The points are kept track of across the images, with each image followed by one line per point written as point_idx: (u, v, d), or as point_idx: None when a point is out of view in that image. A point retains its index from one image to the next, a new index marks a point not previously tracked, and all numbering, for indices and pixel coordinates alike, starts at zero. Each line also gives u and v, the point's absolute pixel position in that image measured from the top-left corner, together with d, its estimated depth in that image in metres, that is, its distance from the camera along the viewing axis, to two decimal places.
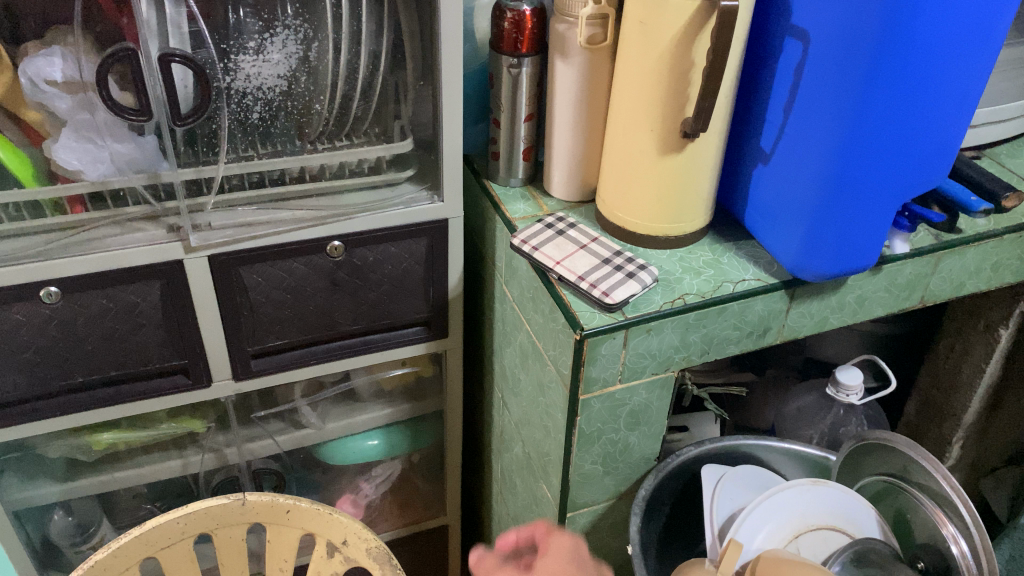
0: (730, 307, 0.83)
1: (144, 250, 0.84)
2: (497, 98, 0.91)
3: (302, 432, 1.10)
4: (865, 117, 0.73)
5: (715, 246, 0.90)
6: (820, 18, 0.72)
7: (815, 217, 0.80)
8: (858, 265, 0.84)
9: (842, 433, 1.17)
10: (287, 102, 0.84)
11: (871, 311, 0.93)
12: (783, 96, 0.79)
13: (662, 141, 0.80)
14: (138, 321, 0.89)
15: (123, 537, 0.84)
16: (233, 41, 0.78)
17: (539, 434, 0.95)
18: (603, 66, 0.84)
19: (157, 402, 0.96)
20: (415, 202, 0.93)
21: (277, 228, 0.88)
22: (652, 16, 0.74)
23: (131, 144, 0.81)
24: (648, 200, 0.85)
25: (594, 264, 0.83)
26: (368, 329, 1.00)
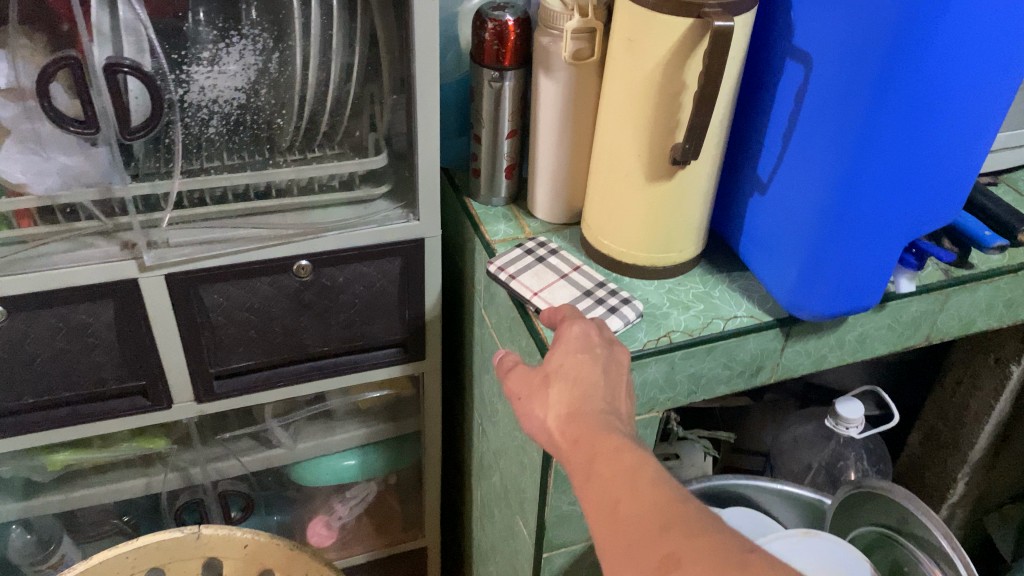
0: (720, 346, 0.77)
1: (95, 268, 0.79)
2: (479, 113, 0.85)
3: (272, 452, 1.05)
4: (869, 148, 0.67)
5: (707, 278, 0.84)
6: (824, 39, 0.66)
7: (814, 252, 0.74)
8: (860, 303, 0.78)
9: (842, 467, 1.11)
10: (246, 116, 0.78)
11: (873, 349, 0.86)
12: (782, 122, 0.73)
13: (650, 167, 0.74)
14: (90, 341, 0.84)
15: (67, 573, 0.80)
16: (187, 51, 0.73)
17: (516, 469, 0.89)
18: (590, 83, 0.78)
19: (115, 423, 0.91)
20: (390, 221, 0.88)
21: (239, 247, 0.83)
22: (641, 34, 0.68)
23: (80, 157, 0.75)
24: (634, 228, 0.79)
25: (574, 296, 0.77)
26: (339, 350, 0.95)
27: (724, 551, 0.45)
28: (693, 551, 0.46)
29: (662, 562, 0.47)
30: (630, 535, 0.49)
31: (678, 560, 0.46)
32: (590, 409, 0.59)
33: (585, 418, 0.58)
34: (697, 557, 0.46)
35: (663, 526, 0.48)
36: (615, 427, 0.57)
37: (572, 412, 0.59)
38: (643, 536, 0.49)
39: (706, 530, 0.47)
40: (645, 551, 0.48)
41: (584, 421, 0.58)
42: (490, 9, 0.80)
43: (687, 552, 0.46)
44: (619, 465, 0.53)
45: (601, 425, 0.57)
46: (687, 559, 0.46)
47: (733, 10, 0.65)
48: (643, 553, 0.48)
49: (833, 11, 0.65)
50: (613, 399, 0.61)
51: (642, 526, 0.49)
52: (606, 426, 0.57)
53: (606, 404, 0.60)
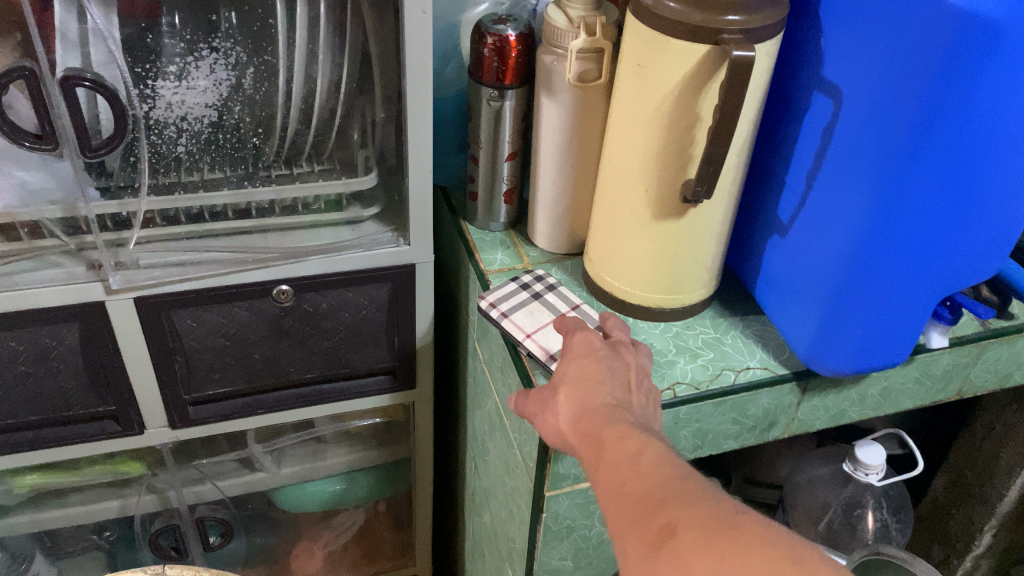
0: (730, 400, 0.70)
1: (58, 290, 0.74)
2: (476, 133, 0.79)
3: (254, 477, 1.00)
4: (903, 197, 0.60)
5: (718, 322, 0.77)
6: (858, 75, 0.59)
7: (835, 305, 0.67)
8: (885, 361, 0.70)
9: (859, 513, 1.04)
10: (219, 134, 0.72)
11: (898, 403, 0.79)
12: (807, 161, 0.66)
13: (658, 204, 0.67)
14: (55, 365, 0.79)
15: None
16: (152, 64, 0.66)
17: (506, 515, 0.83)
18: (596, 107, 0.72)
19: (82, 449, 0.86)
20: (377, 245, 0.81)
21: (214, 270, 0.77)
22: (651, 60, 0.62)
23: (42, 173, 0.70)
24: (639, 267, 0.72)
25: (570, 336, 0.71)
26: (323, 377, 0.90)
27: (722, 516, 0.43)
28: (691, 519, 0.44)
29: (660, 532, 0.44)
30: (631, 509, 0.47)
31: (675, 529, 0.44)
32: (600, 402, 0.56)
33: (593, 412, 0.56)
34: (695, 523, 0.43)
35: (662, 495, 0.46)
36: (626, 414, 0.55)
37: (582, 406, 0.57)
38: (644, 508, 0.46)
39: (705, 498, 0.45)
40: (644, 523, 0.45)
41: (594, 414, 0.55)
42: (490, 21, 0.73)
43: (685, 520, 0.44)
44: (621, 451, 0.50)
45: (609, 416, 0.55)
46: (685, 527, 0.43)
47: (753, 38, 0.59)
48: (644, 525, 0.45)
49: (867, 42, 0.58)
50: (624, 391, 0.59)
51: (641, 499, 0.47)
52: (616, 415, 0.55)
53: (616, 398, 0.57)
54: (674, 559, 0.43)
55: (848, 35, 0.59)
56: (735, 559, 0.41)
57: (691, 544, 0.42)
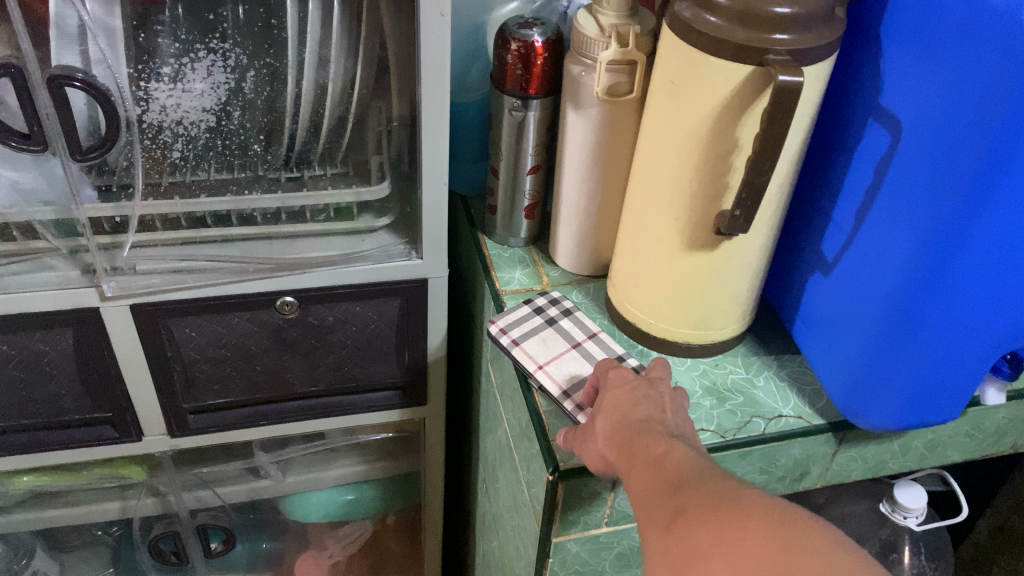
0: (758, 451, 0.65)
1: (49, 295, 0.70)
2: (497, 143, 0.73)
3: (258, 484, 0.97)
4: (965, 247, 0.53)
5: (750, 360, 0.71)
6: (922, 108, 0.52)
7: (881, 356, 0.61)
8: (934, 417, 0.64)
9: (895, 558, 0.97)
10: (216, 140, 0.68)
11: (945, 457, 0.73)
12: (857, 196, 0.59)
13: (688, 234, 0.61)
14: (48, 370, 0.76)
15: None
16: (145, 65, 0.62)
17: (513, 551, 0.78)
18: (627, 124, 0.66)
19: (77, 454, 0.83)
20: (387, 258, 0.76)
21: (214, 279, 0.73)
22: (687, 79, 0.55)
23: (33, 172, 0.66)
24: (666, 301, 0.66)
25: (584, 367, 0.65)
26: (329, 390, 0.85)
27: (729, 494, 0.42)
28: (699, 498, 0.42)
29: (670, 514, 0.43)
30: (646, 498, 0.45)
31: (684, 508, 0.42)
32: (629, 425, 0.52)
33: (624, 431, 0.52)
34: (702, 500, 0.42)
35: (675, 481, 0.45)
36: (656, 428, 0.51)
37: (613, 435, 0.53)
38: (658, 494, 0.45)
39: (716, 481, 0.44)
40: (656, 507, 0.44)
41: (629, 431, 0.52)
42: (515, 24, 0.67)
43: (694, 500, 0.43)
44: (645, 451, 0.48)
45: (638, 433, 0.51)
46: (693, 505, 0.42)
47: (801, 59, 0.52)
48: (656, 510, 0.44)
49: (933, 72, 0.51)
50: (660, 408, 0.54)
51: (656, 487, 0.45)
52: (646, 430, 0.51)
53: (653, 413, 0.53)
54: (680, 536, 0.41)
55: (912, 63, 0.53)
56: (737, 533, 0.39)
57: (698, 519, 0.41)
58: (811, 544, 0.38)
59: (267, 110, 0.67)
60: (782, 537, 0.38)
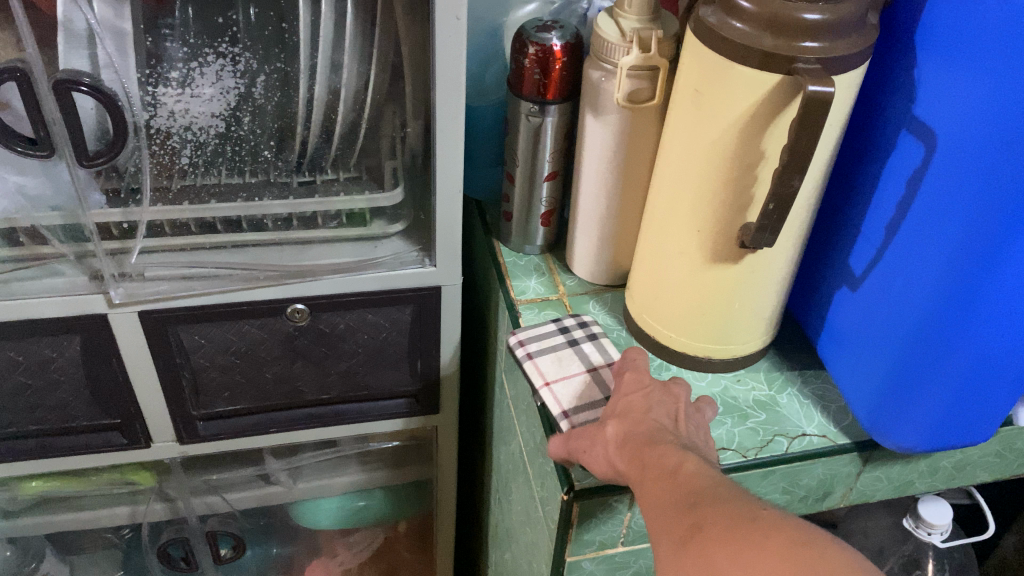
0: (780, 471, 0.62)
1: (56, 301, 0.69)
2: (513, 149, 0.71)
3: (268, 491, 0.96)
4: (1002, 267, 0.51)
5: (773, 375, 0.69)
6: (959, 119, 0.50)
7: (912, 375, 0.58)
8: (966, 438, 0.61)
9: None
10: (226, 146, 0.66)
11: (974, 476, 0.70)
12: (888, 209, 0.57)
13: (711, 247, 0.59)
14: (56, 377, 0.75)
15: None
16: (153, 70, 0.60)
17: (526, 566, 0.77)
18: (648, 131, 0.63)
19: (85, 459, 0.82)
20: (400, 265, 0.75)
21: (223, 286, 0.72)
22: (712, 87, 0.53)
23: (41, 177, 0.65)
24: (687, 314, 0.64)
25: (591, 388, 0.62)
26: (340, 398, 0.84)
27: (749, 511, 0.40)
28: (720, 516, 0.40)
29: (687, 532, 0.41)
30: (662, 512, 0.43)
31: (701, 525, 0.40)
32: (641, 433, 0.50)
33: (637, 438, 0.50)
34: (720, 518, 0.40)
35: (694, 497, 0.43)
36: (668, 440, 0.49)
37: (625, 442, 0.51)
38: (675, 509, 0.43)
39: (736, 500, 0.42)
40: (673, 523, 0.42)
41: (641, 439, 0.50)
42: (533, 27, 0.65)
43: (712, 517, 0.40)
44: (659, 463, 0.46)
45: (653, 444, 0.49)
46: (711, 523, 0.40)
47: (832, 68, 0.50)
48: (672, 526, 0.42)
49: (972, 84, 0.48)
50: (673, 417, 0.53)
51: (673, 501, 0.43)
52: (659, 443, 0.49)
53: (665, 424, 0.51)
54: (700, 556, 0.39)
55: (948, 74, 0.50)
56: (761, 559, 0.37)
57: (719, 540, 0.39)
58: (833, 561, 0.36)
59: (278, 116, 0.65)
60: (803, 558, 0.36)
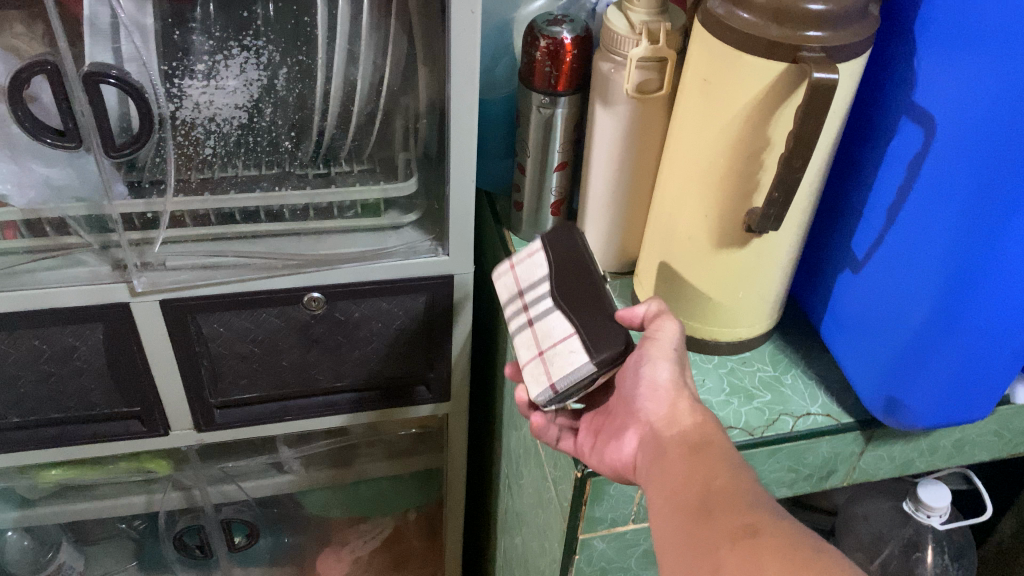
0: (785, 449, 0.65)
1: (80, 290, 0.71)
2: (524, 140, 0.73)
3: (282, 480, 0.98)
4: (1000, 246, 0.53)
5: (778, 358, 0.71)
6: (957, 104, 0.52)
7: (912, 354, 0.60)
8: (964, 415, 0.64)
9: (918, 557, 0.96)
10: (248, 137, 0.69)
11: (973, 455, 0.72)
12: (889, 193, 0.59)
13: (718, 232, 0.61)
14: (78, 365, 0.76)
15: None
16: (179, 62, 0.62)
17: (537, 547, 0.79)
18: (656, 121, 0.65)
19: (105, 448, 0.84)
20: (414, 254, 0.77)
21: (242, 275, 0.73)
22: (720, 76, 0.55)
23: (66, 168, 0.67)
24: (695, 298, 0.66)
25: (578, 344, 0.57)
26: (354, 386, 0.86)
27: (806, 535, 0.44)
28: (775, 526, 0.44)
29: (739, 530, 0.45)
30: (709, 502, 0.48)
31: (757, 529, 0.45)
32: (696, 417, 0.55)
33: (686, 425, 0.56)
34: (778, 529, 0.44)
35: (747, 501, 0.47)
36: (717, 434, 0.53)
37: (673, 420, 0.56)
38: (728, 507, 0.47)
39: (789, 518, 0.46)
40: (724, 517, 0.47)
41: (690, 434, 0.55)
42: (544, 22, 0.67)
43: (770, 526, 0.45)
44: (713, 459, 0.51)
45: (707, 434, 0.53)
46: (768, 531, 0.44)
47: (836, 57, 0.52)
48: (724, 521, 0.46)
49: (971, 71, 0.50)
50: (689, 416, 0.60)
51: (726, 500, 0.48)
52: (711, 437, 0.53)
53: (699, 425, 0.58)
54: (747, 555, 0.44)
55: (946, 62, 0.52)
56: (807, 570, 0.41)
57: (770, 547, 0.43)
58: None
59: (297, 108, 0.67)
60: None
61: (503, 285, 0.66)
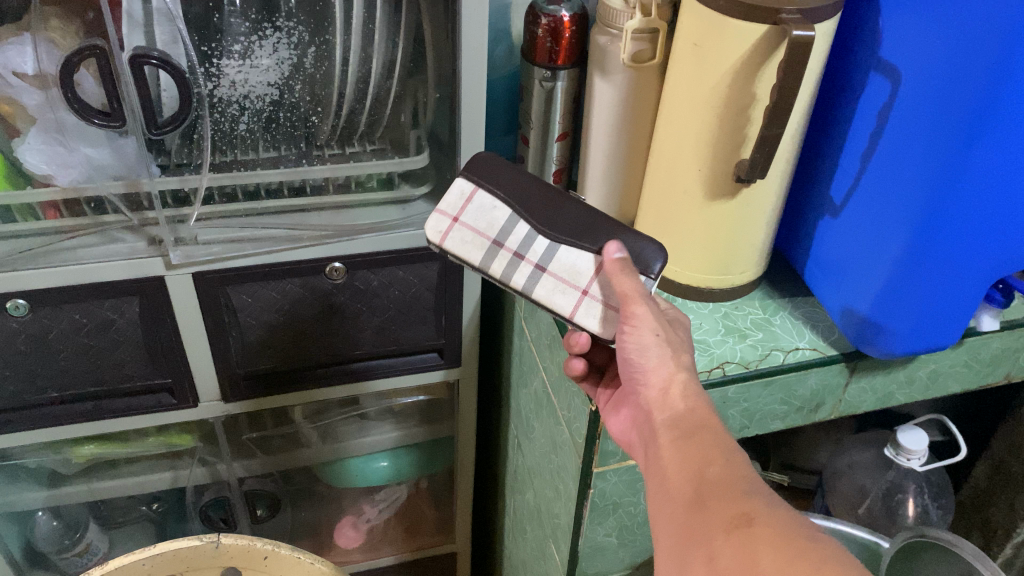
0: (778, 380, 0.71)
1: (121, 265, 0.76)
2: (527, 112, 0.80)
3: (300, 451, 1.05)
4: (964, 181, 0.59)
5: (767, 303, 0.78)
6: (918, 56, 0.58)
7: (887, 289, 0.67)
8: (937, 343, 0.70)
9: (900, 499, 1.01)
10: (280, 112, 0.74)
11: (946, 387, 0.79)
12: (863, 141, 0.66)
13: (711, 184, 0.68)
14: (115, 338, 0.81)
15: (146, 550, 0.80)
16: (217, 43, 0.68)
17: (551, 493, 0.84)
18: (651, 87, 0.72)
19: (137, 420, 0.89)
20: (428, 224, 0.83)
21: (270, 247, 0.79)
22: (709, 39, 0.62)
23: (107, 149, 0.72)
24: (691, 248, 0.72)
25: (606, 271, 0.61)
26: (372, 354, 0.91)
27: (803, 528, 0.44)
28: (771, 515, 0.45)
29: (734, 520, 0.46)
30: (703, 492, 0.49)
31: (752, 518, 0.45)
32: (688, 402, 0.55)
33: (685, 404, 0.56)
34: (774, 520, 0.45)
35: (742, 491, 0.48)
36: (712, 419, 0.54)
37: (668, 403, 0.56)
38: (723, 496, 0.48)
39: (785, 509, 0.46)
40: (719, 506, 0.47)
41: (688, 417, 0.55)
42: (545, 2, 0.75)
43: (765, 515, 0.45)
44: (706, 445, 0.52)
45: (701, 421, 0.54)
46: (763, 520, 0.45)
47: (811, 18, 0.59)
48: (718, 511, 0.47)
49: (928, 25, 0.57)
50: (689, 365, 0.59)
51: (719, 489, 0.48)
52: (705, 423, 0.53)
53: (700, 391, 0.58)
54: (742, 542, 0.45)
55: (908, 18, 0.59)
56: (801, 558, 0.42)
57: (764, 535, 0.44)
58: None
59: (321, 87, 0.73)
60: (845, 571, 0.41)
61: (454, 243, 0.63)
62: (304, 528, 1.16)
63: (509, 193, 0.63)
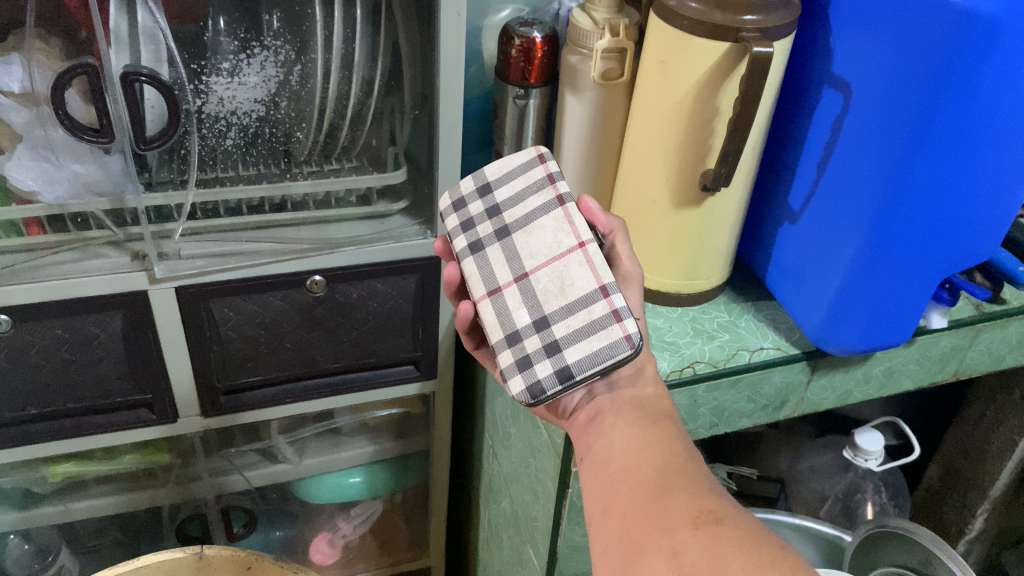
0: (745, 378, 0.75)
1: (105, 279, 0.77)
2: (501, 128, 0.85)
3: (277, 468, 1.04)
4: (911, 183, 0.63)
5: (732, 307, 0.82)
6: (866, 68, 0.63)
7: (844, 289, 0.71)
8: (890, 340, 0.74)
9: (859, 499, 1.03)
10: (264, 128, 0.77)
11: (900, 384, 0.84)
12: (818, 150, 0.71)
13: (679, 193, 0.72)
14: (97, 353, 0.82)
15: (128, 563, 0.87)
16: (206, 61, 0.72)
17: (528, 497, 0.87)
18: (618, 103, 0.76)
19: (118, 437, 0.89)
20: (406, 237, 0.85)
21: (251, 260, 0.81)
22: (674, 56, 0.66)
23: (93, 164, 0.73)
24: (660, 255, 0.76)
25: (500, 202, 0.65)
26: (350, 367, 0.93)
27: (766, 534, 0.47)
28: (736, 518, 0.48)
29: (700, 515, 0.49)
30: (667, 483, 0.52)
31: (718, 517, 0.48)
32: (656, 390, 0.63)
33: (648, 410, 0.60)
34: (740, 522, 0.48)
35: (704, 490, 0.51)
36: (671, 411, 0.62)
37: (635, 383, 0.63)
38: (689, 492, 0.51)
39: (749, 516, 0.50)
40: (686, 502, 0.50)
41: (650, 410, 0.60)
42: (517, 24, 0.79)
43: (732, 518, 0.48)
44: (665, 439, 0.57)
45: (663, 410, 0.61)
46: (730, 521, 0.48)
47: (769, 36, 0.63)
48: (683, 506, 0.50)
49: (875, 41, 0.62)
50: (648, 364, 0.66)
51: (683, 484, 0.52)
52: (666, 414, 0.61)
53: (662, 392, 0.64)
54: (709, 537, 0.47)
55: (857, 35, 0.64)
56: (766, 560, 0.44)
57: (729, 533, 0.47)
58: None
59: (306, 105, 0.76)
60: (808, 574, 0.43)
61: (550, 360, 0.58)
62: (278, 547, 1.16)
63: (549, 350, 0.58)
